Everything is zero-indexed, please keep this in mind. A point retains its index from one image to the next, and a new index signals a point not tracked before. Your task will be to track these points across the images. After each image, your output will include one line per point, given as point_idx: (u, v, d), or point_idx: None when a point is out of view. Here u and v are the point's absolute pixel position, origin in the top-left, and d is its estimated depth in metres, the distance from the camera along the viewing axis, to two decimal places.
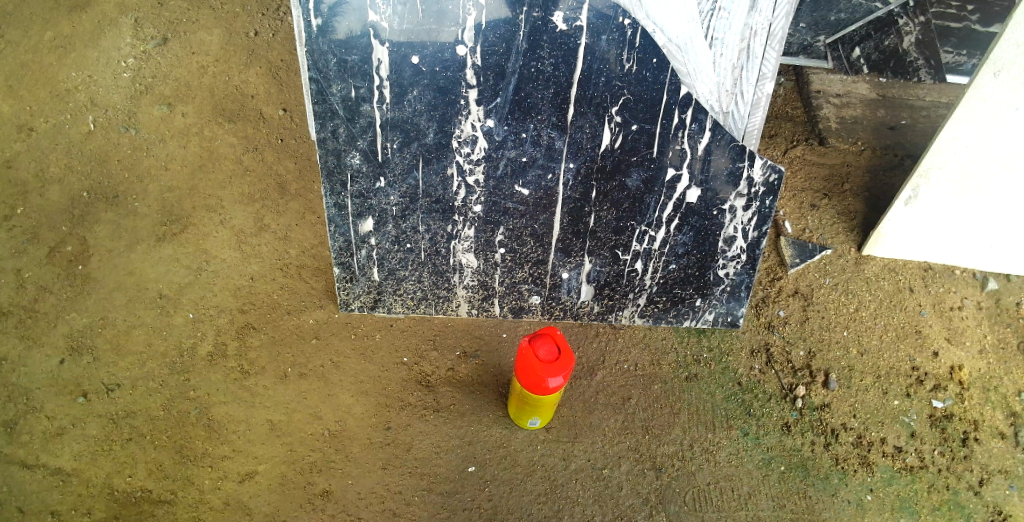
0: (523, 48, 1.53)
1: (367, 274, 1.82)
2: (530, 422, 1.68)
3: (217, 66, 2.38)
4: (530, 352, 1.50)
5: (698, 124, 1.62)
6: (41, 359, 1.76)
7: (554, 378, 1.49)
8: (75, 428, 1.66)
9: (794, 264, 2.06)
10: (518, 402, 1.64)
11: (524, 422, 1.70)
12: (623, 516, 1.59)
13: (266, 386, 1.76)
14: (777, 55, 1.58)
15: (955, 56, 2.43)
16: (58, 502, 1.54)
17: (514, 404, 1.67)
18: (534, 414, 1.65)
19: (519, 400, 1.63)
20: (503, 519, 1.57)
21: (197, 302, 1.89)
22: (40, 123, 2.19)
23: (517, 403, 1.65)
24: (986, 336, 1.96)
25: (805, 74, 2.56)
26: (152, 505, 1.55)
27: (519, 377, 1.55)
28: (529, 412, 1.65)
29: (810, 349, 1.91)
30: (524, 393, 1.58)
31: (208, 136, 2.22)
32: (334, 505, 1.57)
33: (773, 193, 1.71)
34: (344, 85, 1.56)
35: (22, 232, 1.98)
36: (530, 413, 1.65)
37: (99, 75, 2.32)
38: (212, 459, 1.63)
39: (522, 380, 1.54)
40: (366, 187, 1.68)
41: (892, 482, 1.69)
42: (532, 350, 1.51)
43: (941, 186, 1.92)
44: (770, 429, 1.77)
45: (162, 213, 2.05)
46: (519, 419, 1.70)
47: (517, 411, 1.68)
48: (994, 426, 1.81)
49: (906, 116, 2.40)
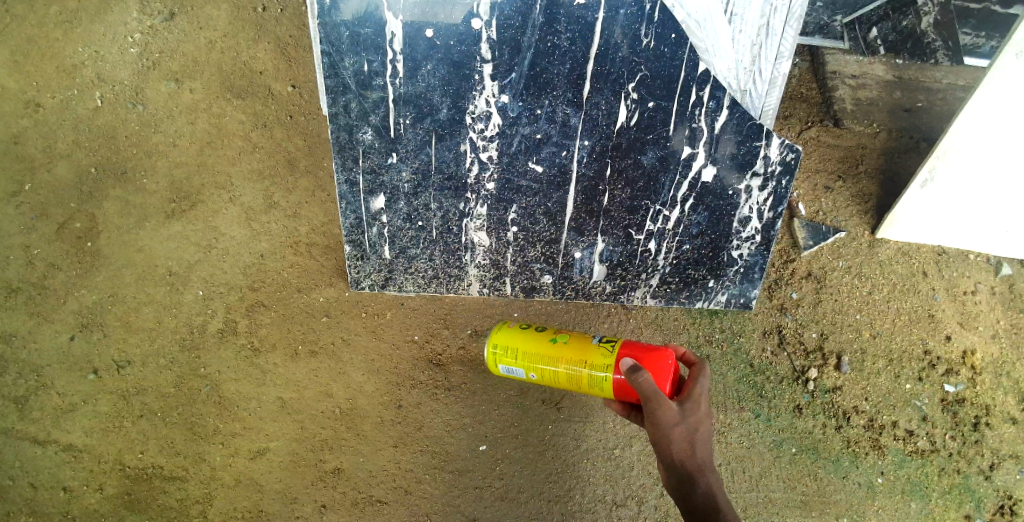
0: (539, 22, 1.53)
1: (378, 251, 1.77)
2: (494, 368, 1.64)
3: (226, 42, 2.19)
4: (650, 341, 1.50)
5: (716, 102, 1.61)
6: (51, 334, 1.80)
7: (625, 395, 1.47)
8: (85, 404, 1.73)
9: (807, 246, 2.01)
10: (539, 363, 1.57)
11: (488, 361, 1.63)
12: (634, 496, 1.68)
13: (277, 363, 1.78)
14: (795, 33, 1.60)
15: (974, 38, 2.36)
16: (70, 478, 1.66)
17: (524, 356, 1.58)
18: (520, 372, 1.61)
19: (544, 366, 1.56)
20: (515, 496, 1.67)
21: (207, 279, 1.87)
22: (47, 99, 2.08)
23: (534, 362, 1.57)
24: (1000, 321, 1.95)
25: (821, 54, 2.40)
26: (163, 481, 1.66)
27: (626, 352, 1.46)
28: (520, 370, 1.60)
29: (822, 331, 1.91)
30: (583, 373, 1.50)
31: (216, 112, 2.09)
32: (345, 482, 1.66)
33: (790, 173, 1.68)
34: (357, 59, 1.56)
35: (31, 208, 1.95)
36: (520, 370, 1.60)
37: (106, 50, 2.15)
38: (223, 436, 1.71)
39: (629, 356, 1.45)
40: (378, 163, 1.66)
41: (903, 466, 1.77)
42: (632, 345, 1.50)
43: (959, 168, 1.87)
44: (782, 411, 1.82)
45: (171, 191, 1.99)
46: (491, 362, 1.63)
47: (516, 357, 1.59)
48: (1006, 411, 1.85)
49: (922, 98, 2.30)
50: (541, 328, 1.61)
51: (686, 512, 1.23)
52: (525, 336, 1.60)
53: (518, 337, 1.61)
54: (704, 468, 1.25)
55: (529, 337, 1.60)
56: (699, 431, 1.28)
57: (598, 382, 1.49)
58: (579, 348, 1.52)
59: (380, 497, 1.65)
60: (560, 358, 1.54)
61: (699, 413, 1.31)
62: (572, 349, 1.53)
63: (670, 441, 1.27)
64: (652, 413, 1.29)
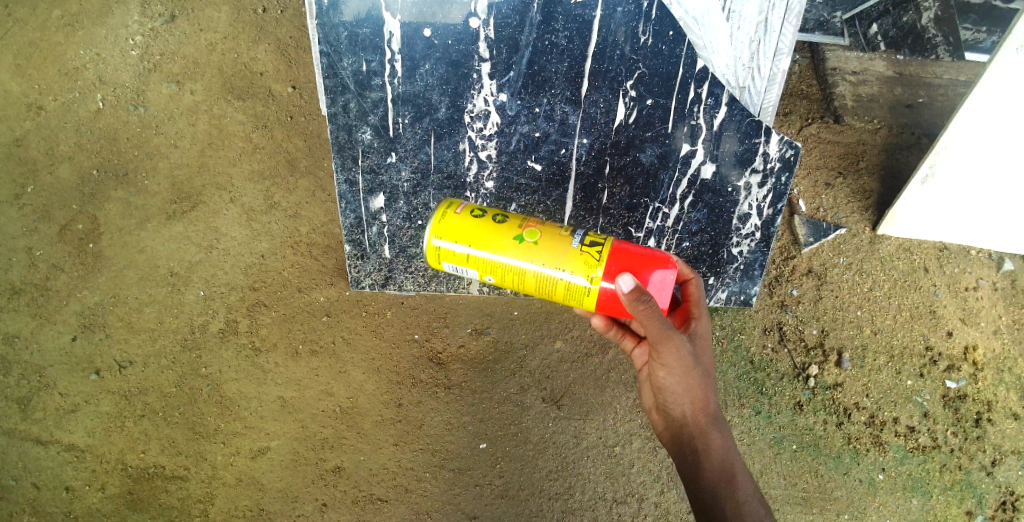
0: (537, 21, 1.53)
1: (378, 251, 1.78)
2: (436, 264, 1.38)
3: (226, 43, 2.19)
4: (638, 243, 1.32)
5: (714, 99, 1.61)
6: (54, 335, 1.81)
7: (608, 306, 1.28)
8: (88, 404, 1.74)
9: (807, 243, 2.01)
10: (499, 265, 1.32)
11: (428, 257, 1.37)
12: (634, 493, 1.69)
13: (278, 362, 1.78)
14: (794, 30, 1.60)
15: (974, 33, 2.35)
16: (73, 478, 1.68)
17: (477, 256, 1.33)
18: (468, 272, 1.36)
19: (505, 269, 1.32)
20: (515, 495, 1.67)
21: (208, 279, 1.88)
22: (49, 101, 2.09)
23: (491, 263, 1.32)
24: (1001, 317, 1.94)
25: (821, 51, 2.38)
26: (164, 480, 1.67)
27: (618, 258, 1.26)
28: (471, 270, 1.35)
29: (823, 328, 1.90)
30: (559, 282, 1.28)
31: (217, 113, 2.10)
32: (346, 480, 1.67)
33: (789, 169, 1.68)
34: (355, 59, 1.57)
35: (33, 210, 1.96)
36: (470, 269, 1.35)
37: (107, 53, 2.16)
38: (225, 435, 1.71)
39: (622, 266, 1.26)
40: (377, 162, 1.67)
41: (904, 462, 1.77)
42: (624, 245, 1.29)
43: (960, 164, 1.85)
44: (783, 408, 1.82)
45: (173, 191, 1.99)
46: (436, 257, 1.36)
47: (465, 255, 1.33)
48: (1008, 407, 1.84)
49: (923, 95, 2.27)
50: (497, 217, 1.35)
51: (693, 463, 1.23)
52: (478, 224, 1.33)
53: (469, 230, 1.33)
54: (715, 428, 1.25)
55: (485, 231, 1.33)
56: (711, 383, 1.25)
57: (576, 293, 1.28)
58: (558, 252, 1.28)
59: (380, 496, 1.66)
60: (529, 262, 1.29)
61: (707, 359, 1.27)
62: (547, 252, 1.29)
63: (680, 394, 1.24)
64: (666, 358, 1.22)
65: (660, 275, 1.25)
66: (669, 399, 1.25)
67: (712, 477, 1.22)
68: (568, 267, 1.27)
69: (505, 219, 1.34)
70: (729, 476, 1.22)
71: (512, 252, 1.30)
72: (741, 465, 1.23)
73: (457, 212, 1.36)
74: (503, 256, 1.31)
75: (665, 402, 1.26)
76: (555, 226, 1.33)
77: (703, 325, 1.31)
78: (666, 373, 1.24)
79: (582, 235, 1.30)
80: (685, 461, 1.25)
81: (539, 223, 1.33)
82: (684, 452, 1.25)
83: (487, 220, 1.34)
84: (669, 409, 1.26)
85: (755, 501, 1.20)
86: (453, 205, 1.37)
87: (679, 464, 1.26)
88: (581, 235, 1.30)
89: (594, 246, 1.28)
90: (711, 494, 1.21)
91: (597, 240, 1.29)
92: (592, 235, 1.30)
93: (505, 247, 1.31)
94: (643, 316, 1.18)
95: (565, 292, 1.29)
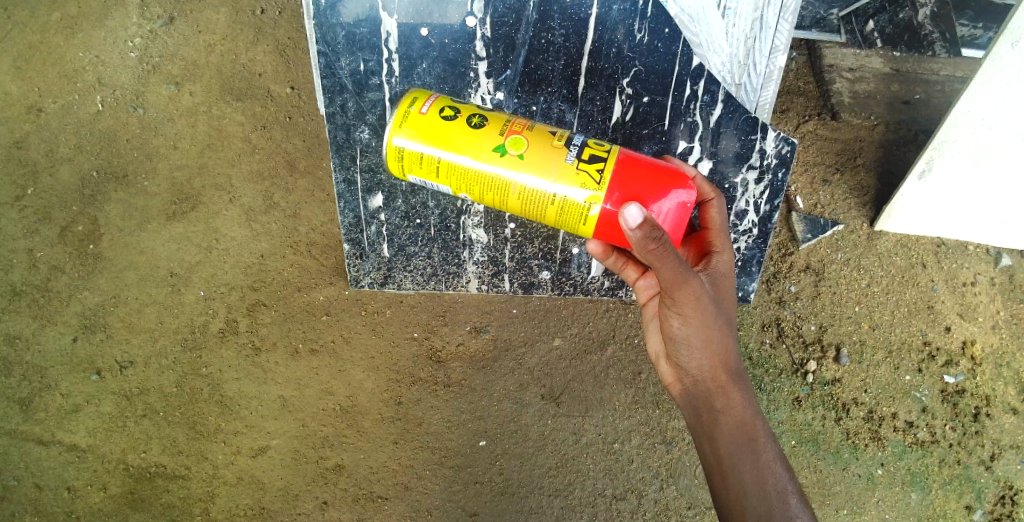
0: (533, 19, 1.60)
1: (377, 250, 1.76)
2: (406, 173, 1.33)
3: (225, 45, 2.19)
4: (645, 156, 1.27)
5: (710, 96, 1.64)
6: (55, 336, 1.82)
7: (608, 228, 1.25)
8: (90, 405, 1.76)
9: (805, 239, 2.01)
10: (482, 177, 1.27)
11: (397, 165, 1.32)
12: (634, 489, 1.70)
13: (277, 362, 1.79)
14: (789, 27, 1.65)
15: (971, 29, 2.28)
16: (75, 478, 1.70)
17: (456, 166, 1.28)
18: (444, 182, 1.32)
19: (488, 182, 1.28)
20: (515, 491, 1.69)
21: (208, 280, 1.88)
22: (49, 104, 2.10)
23: (473, 174, 1.28)
24: (999, 312, 1.95)
25: (817, 49, 2.35)
26: (167, 480, 1.69)
27: (621, 177, 1.22)
28: (449, 180, 1.31)
29: (822, 324, 1.91)
30: (550, 199, 1.25)
31: (216, 114, 2.09)
32: (347, 478, 1.69)
33: (786, 165, 1.67)
34: (353, 59, 1.62)
35: (34, 212, 1.97)
36: (448, 180, 1.31)
37: (106, 55, 2.17)
38: (226, 434, 1.73)
39: (625, 186, 1.22)
40: (376, 161, 1.68)
41: (903, 457, 1.78)
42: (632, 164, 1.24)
43: (955, 160, 1.85)
44: (782, 404, 1.83)
45: (172, 192, 1.99)
46: (405, 163, 1.30)
47: (442, 163, 1.28)
48: (1006, 402, 1.85)
49: (921, 90, 2.27)
50: (471, 119, 1.28)
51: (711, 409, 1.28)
52: (446, 126, 1.27)
53: (446, 135, 1.27)
54: (731, 382, 1.29)
55: (465, 139, 1.27)
56: (727, 335, 1.27)
57: (567, 210, 1.26)
58: (550, 167, 1.24)
59: (381, 493, 1.68)
60: (514, 174, 1.26)
61: (725, 304, 1.29)
62: (539, 166, 1.24)
63: (697, 346, 1.26)
64: (685, 308, 1.22)
65: (672, 198, 1.22)
66: (686, 351, 1.28)
67: (731, 429, 1.26)
68: (560, 184, 1.24)
69: (489, 124, 1.27)
70: (749, 434, 1.26)
71: (495, 162, 1.26)
72: (756, 410, 1.28)
73: (432, 115, 1.28)
74: (487, 170, 1.27)
75: (682, 352, 1.29)
76: (546, 134, 1.27)
77: (722, 262, 1.32)
78: (682, 323, 1.25)
79: (580, 148, 1.25)
80: (701, 411, 1.29)
81: (527, 130, 1.27)
82: (700, 403, 1.29)
83: (467, 124, 1.27)
84: (685, 360, 1.29)
85: (771, 444, 1.25)
86: (427, 105, 1.29)
87: (694, 415, 1.31)
88: (578, 148, 1.25)
89: (592, 163, 1.24)
90: (728, 440, 1.26)
91: (596, 154, 1.24)
92: (591, 148, 1.25)
93: (488, 159, 1.26)
94: (654, 255, 1.15)
95: (555, 210, 1.26)
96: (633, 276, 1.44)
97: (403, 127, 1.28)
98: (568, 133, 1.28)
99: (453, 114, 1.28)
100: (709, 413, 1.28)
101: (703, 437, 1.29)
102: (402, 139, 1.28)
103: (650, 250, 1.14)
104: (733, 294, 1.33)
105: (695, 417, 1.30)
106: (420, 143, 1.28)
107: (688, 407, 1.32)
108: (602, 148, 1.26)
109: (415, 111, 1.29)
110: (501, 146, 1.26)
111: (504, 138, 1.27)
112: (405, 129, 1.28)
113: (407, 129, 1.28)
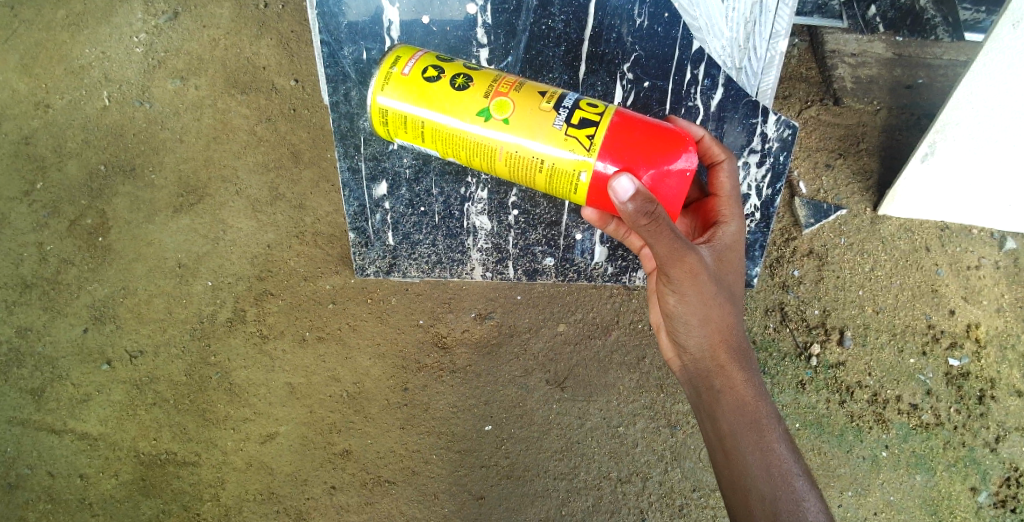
0: (533, 6, 1.61)
1: (381, 238, 1.78)
2: (395, 135, 1.37)
3: (229, 39, 2.20)
4: (644, 117, 1.25)
5: (711, 80, 1.64)
6: (66, 327, 1.85)
7: (601, 197, 1.26)
8: (101, 394, 1.78)
9: (808, 224, 2.01)
10: (467, 140, 1.30)
11: (384, 128, 1.36)
12: (638, 472, 1.71)
13: (285, 349, 1.81)
14: (790, 11, 1.66)
15: (974, 13, 2.32)
16: (87, 466, 1.72)
17: (440, 129, 1.31)
18: (432, 145, 1.36)
19: (474, 145, 1.31)
20: (520, 475, 1.71)
21: (216, 270, 1.90)
22: (55, 100, 2.12)
23: (458, 138, 1.31)
24: (1004, 295, 1.95)
25: (820, 33, 2.34)
26: (177, 466, 1.71)
27: (616, 141, 1.21)
28: (435, 143, 1.35)
29: (825, 308, 1.92)
30: (539, 162, 1.26)
31: (221, 108, 2.11)
32: (354, 463, 1.70)
33: (787, 149, 1.68)
34: (355, 47, 1.64)
35: (43, 206, 1.99)
36: (434, 142, 1.35)
37: (112, 51, 2.19)
38: (234, 421, 1.75)
39: (618, 152, 1.21)
40: (379, 150, 1.70)
41: (908, 439, 1.79)
42: (627, 128, 1.22)
43: (958, 142, 1.84)
44: (785, 387, 1.84)
45: (179, 185, 2.01)
46: (388, 122, 1.35)
47: (426, 125, 1.32)
48: (1011, 384, 1.85)
49: (923, 75, 2.25)
50: (456, 81, 1.30)
51: (712, 388, 1.30)
52: (429, 87, 1.30)
53: (429, 97, 1.30)
54: (732, 362, 1.29)
55: (449, 102, 1.29)
56: (727, 312, 1.28)
57: (558, 177, 1.27)
58: (536, 131, 1.25)
59: (388, 478, 1.70)
60: (500, 137, 1.27)
61: (728, 279, 1.29)
62: (525, 129, 1.26)
63: (695, 324, 1.28)
64: (681, 285, 1.24)
65: (672, 164, 1.20)
66: (684, 328, 1.30)
67: (732, 411, 1.27)
68: (547, 149, 1.25)
69: (474, 85, 1.29)
70: (752, 415, 1.27)
71: (478, 125, 1.28)
72: (762, 390, 1.29)
73: (415, 75, 1.30)
74: (472, 134, 1.29)
75: (679, 329, 1.31)
76: (532, 96, 1.27)
77: (727, 236, 1.33)
78: (679, 300, 1.27)
79: (570, 111, 1.25)
80: (701, 391, 1.31)
81: (513, 91, 1.28)
82: (700, 381, 1.31)
83: (451, 86, 1.29)
84: (684, 337, 1.31)
85: (774, 422, 1.26)
86: (410, 65, 1.32)
87: (695, 392, 1.33)
88: (568, 111, 1.25)
89: (583, 127, 1.23)
90: (729, 420, 1.27)
91: (588, 117, 1.24)
92: (582, 111, 1.25)
93: (473, 123, 1.29)
94: (648, 230, 1.16)
95: (543, 174, 1.28)
96: (638, 243, 1.49)
97: (387, 86, 1.31)
98: (559, 93, 1.27)
99: (437, 75, 1.30)
100: (710, 391, 1.30)
101: (704, 415, 1.31)
102: (386, 99, 1.31)
103: (643, 225, 1.15)
104: (737, 268, 1.32)
105: (697, 397, 1.32)
106: (405, 106, 1.31)
107: (690, 383, 1.35)
108: (596, 110, 1.25)
109: (398, 72, 1.31)
110: (486, 110, 1.28)
111: (489, 100, 1.28)
112: (389, 91, 1.31)
113: (391, 91, 1.31)
